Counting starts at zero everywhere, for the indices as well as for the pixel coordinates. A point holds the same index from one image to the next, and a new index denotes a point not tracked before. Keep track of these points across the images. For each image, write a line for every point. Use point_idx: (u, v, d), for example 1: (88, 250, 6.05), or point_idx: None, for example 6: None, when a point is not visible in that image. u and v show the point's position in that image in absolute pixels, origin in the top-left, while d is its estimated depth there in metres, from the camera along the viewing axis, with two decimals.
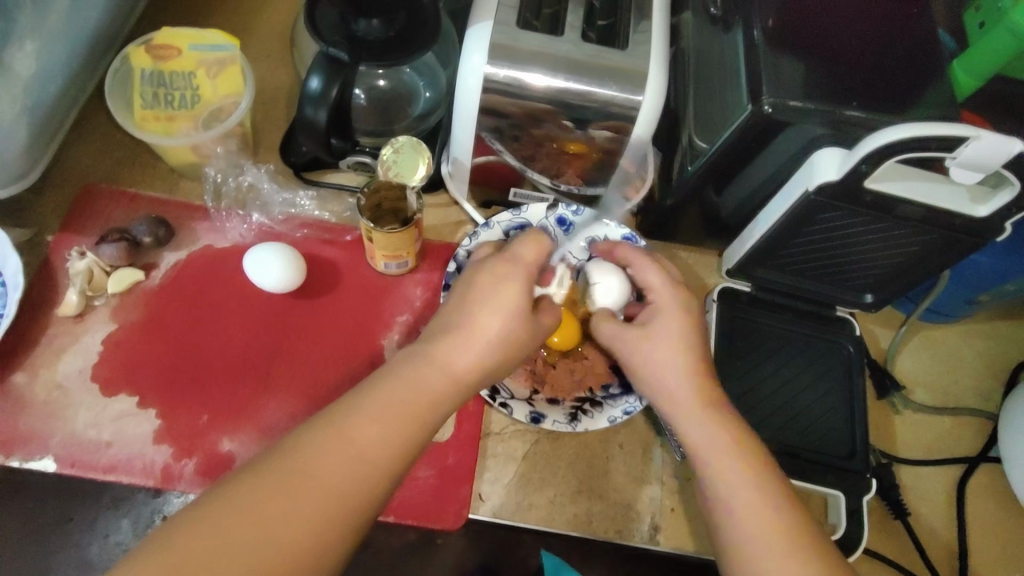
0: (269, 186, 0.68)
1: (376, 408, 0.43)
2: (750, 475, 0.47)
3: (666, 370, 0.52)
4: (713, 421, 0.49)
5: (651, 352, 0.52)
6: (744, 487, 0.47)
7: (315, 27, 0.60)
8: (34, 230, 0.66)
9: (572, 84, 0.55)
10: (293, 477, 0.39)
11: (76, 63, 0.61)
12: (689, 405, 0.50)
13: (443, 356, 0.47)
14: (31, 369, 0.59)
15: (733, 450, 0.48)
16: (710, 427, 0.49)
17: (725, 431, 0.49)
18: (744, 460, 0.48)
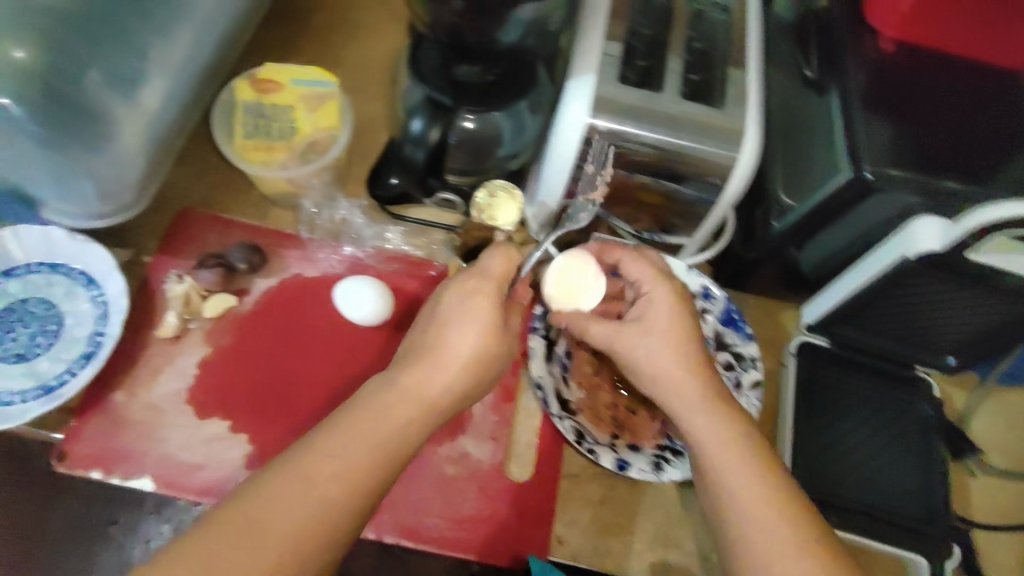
0: (360, 221, 0.70)
1: (350, 434, 0.46)
2: (749, 467, 0.49)
3: (660, 363, 0.53)
4: (709, 414, 0.51)
5: (647, 347, 0.53)
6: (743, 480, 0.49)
7: (420, 70, 0.63)
8: (133, 251, 0.68)
9: (672, 139, 0.57)
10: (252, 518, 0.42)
11: (189, 96, 0.63)
12: (688, 399, 0.52)
13: (410, 383, 0.50)
14: (130, 389, 0.61)
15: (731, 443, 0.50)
16: (712, 423, 0.51)
17: (725, 427, 0.50)
18: (741, 451, 0.50)
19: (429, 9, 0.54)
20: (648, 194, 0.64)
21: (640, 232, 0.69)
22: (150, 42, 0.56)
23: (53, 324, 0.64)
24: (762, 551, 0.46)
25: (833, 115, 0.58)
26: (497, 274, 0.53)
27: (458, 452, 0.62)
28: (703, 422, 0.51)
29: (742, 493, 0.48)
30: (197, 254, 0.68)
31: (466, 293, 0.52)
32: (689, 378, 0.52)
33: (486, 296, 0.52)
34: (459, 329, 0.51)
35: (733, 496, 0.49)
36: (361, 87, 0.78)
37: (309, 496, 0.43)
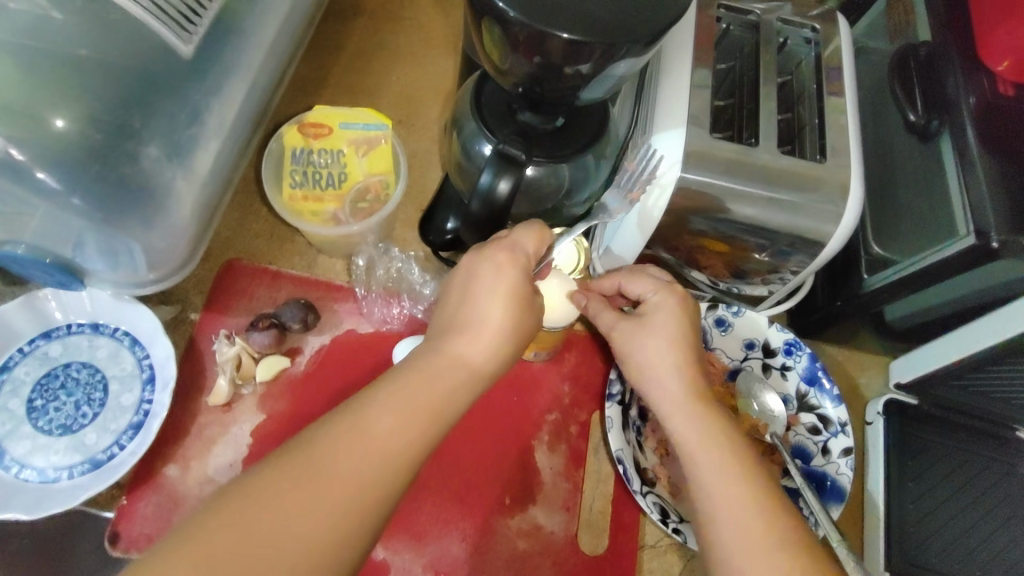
0: (418, 275, 0.67)
1: (398, 396, 0.43)
2: (737, 470, 0.46)
3: (651, 362, 0.51)
4: (692, 410, 0.49)
5: (640, 347, 0.52)
6: (722, 476, 0.46)
7: (484, 119, 0.59)
8: (178, 307, 0.64)
9: (775, 198, 0.52)
10: (258, 507, 0.38)
11: (236, 146, 0.59)
12: (676, 399, 0.49)
13: (456, 351, 0.47)
14: (183, 462, 0.58)
15: (715, 437, 0.47)
16: (695, 422, 0.48)
17: (712, 428, 0.48)
18: (727, 448, 0.47)
19: (510, 57, 0.49)
20: (715, 242, 0.58)
21: (716, 282, 0.64)
22: (207, 104, 0.53)
23: (97, 391, 0.60)
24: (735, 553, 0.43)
25: (945, 159, 0.53)
26: (528, 250, 0.50)
27: (529, 524, 0.58)
28: (688, 422, 0.49)
29: (719, 490, 0.45)
30: (246, 312, 0.64)
31: (495, 266, 0.49)
32: (680, 379, 0.50)
33: (503, 274, 0.48)
34: (489, 302, 0.48)
35: (711, 491, 0.46)
36: (410, 122, 0.73)
37: (335, 481, 0.39)
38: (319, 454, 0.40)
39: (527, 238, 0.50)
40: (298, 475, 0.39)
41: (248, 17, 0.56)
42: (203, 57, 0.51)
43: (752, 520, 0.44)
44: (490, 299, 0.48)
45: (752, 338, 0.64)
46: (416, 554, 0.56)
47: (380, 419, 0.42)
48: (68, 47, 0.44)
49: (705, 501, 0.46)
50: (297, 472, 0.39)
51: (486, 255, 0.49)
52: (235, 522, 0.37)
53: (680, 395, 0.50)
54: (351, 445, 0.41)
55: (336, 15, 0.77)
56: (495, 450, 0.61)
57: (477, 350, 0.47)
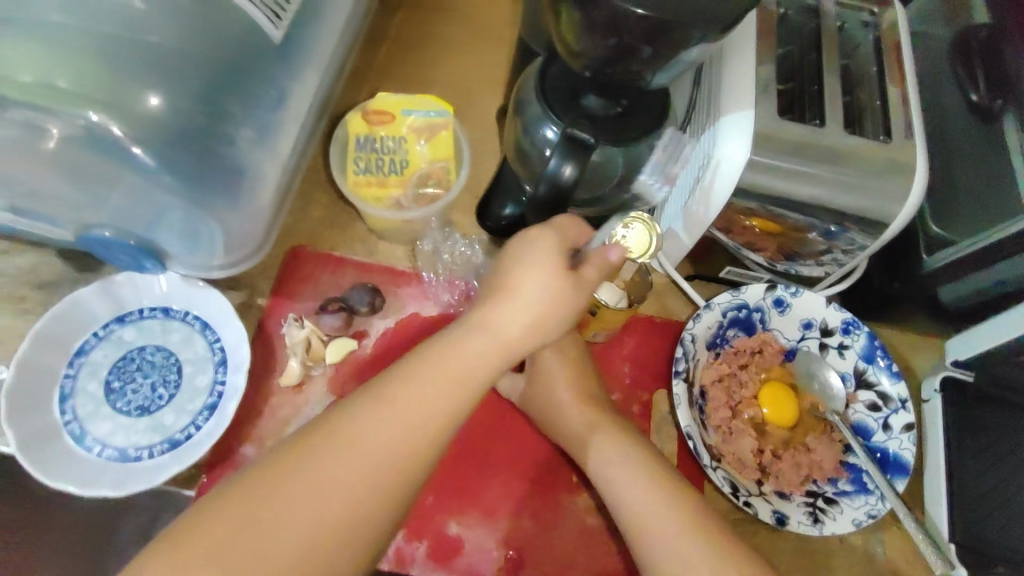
0: (482, 259, 0.68)
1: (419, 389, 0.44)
2: (674, 526, 0.47)
3: (599, 449, 0.54)
4: (631, 475, 0.51)
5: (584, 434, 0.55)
6: (669, 533, 0.47)
7: (548, 103, 0.60)
8: (246, 292, 0.66)
9: (840, 176, 0.54)
10: (341, 437, 0.42)
11: (305, 133, 0.61)
12: (607, 460, 0.53)
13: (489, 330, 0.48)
14: (258, 441, 0.60)
15: (663, 502, 0.49)
16: (631, 480, 0.51)
17: (641, 481, 0.50)
18: (679, 513, 0.48)
19: (584, 39, 0.50)
20: (766, 222, 0.59)
21: (773, 263, 0.64)
22: (286, 90, 0.54)
23: (172, 373, 0.61)
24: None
25: (1009, 142, 0.55)
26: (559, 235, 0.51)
27: (596, 501, 0.60)
28: (623, 480, 0.51)
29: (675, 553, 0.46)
30: (313, 296, 0.65)
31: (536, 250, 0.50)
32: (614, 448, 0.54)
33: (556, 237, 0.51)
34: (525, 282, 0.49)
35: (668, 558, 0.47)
36: (465, 111, 0.75)
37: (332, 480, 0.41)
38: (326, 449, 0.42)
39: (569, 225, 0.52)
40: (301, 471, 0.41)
41: (321, 7, 0.58)
42: (284, 44, 0.53)
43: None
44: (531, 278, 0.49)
45: (810, 318, 0.64)
46: (489, 529, 0.58)
47: (452, 375, 0.46)
48: (151, 31, 0.45)
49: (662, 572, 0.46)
50: (375, 409, 0.43)
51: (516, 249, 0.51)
52: (321, 449, 0.42)
53: (607, 455, 0.53)
54: (425, 391, 0.44)
55: (389, 7, 0.79)
56: None
57: (509, 327, 0.48)
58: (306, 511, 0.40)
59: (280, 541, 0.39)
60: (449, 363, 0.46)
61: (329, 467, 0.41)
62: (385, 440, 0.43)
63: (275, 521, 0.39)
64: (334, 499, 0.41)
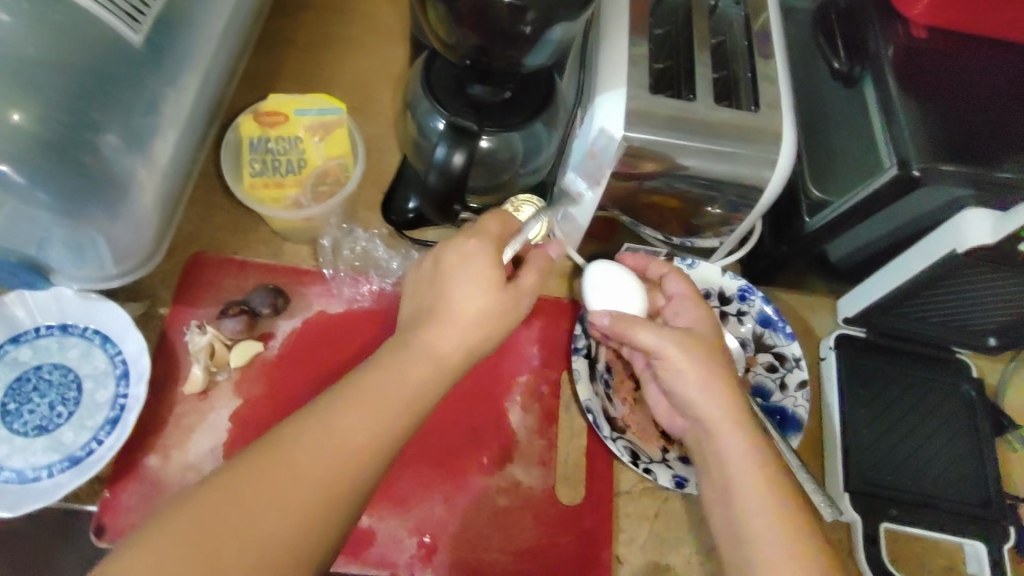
0: (382, 251, 0.68)
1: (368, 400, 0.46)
2: (771, 482, 0.49)
3: (715, 428, 0.52)
4: (734, 425, 0.51)
5: (687, 389, 0.53)
6: (763, 487, 0.49)
7: (433, 92, 0.61)
8: (147, 302, 0.65)
9: (710, 146, 0.55)
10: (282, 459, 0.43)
11: (192, 138, 0.60)
12: (713, 412, 0.52)
13: (433, 343, 0.48)
14: (164, 451, 0.59)
15: (772, 498, 0.48)
16: (735, 430, 0.51)
17: (740, 433, 0.51)
18: (779, 513, 0.47)
19: (455, 31, 0.51)
20: (664, 198, 0.61)
21: (669, 238, 0.67)
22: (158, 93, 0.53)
23: (71, 390, 0.60)
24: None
25: (868, 101, 0.57)
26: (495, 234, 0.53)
27: (508, 482, 0.61)
28: (730, 432, 0.51)
29: (766, 541, 0.47)
30: (214, 301, 0.65)
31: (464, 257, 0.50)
32: (718, 393, 0.52)
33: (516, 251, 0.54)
34: (461, 289, 0.49)
35: (765, 551, 0.46)
36: (364, 108, 0.75)
37: (290, 492, 0.42)
38: (281, 460, 0.43)
39: (492, 224, 0.53)
40: (254, 482, 0.42)
41: (194, 9, 0.57)
42: (152, 46, 0.52)
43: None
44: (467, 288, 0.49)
45: (708, 288, 0.66)
46: (402, 519, 0.58)
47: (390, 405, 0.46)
48: (25, 44, 0.45)
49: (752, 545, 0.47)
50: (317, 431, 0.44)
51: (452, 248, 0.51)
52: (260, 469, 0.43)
53: (717, 402, 0.52)
54: (368, 417, 0.45)
55: (282, 8, 0.79)
56: (462, 404, 0.63)
57: (452, 341, 0.49)
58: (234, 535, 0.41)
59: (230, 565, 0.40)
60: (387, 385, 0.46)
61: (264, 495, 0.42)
62: (318, 473, 0.43)
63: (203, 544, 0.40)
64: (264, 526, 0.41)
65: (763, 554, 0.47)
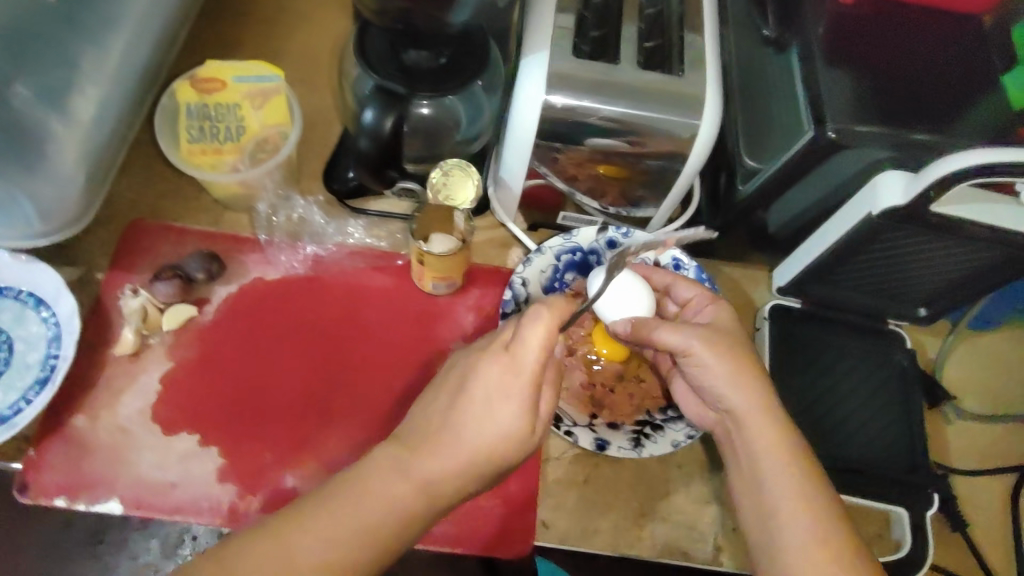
0: (318, 218, 0.68)
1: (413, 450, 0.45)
2: (801, 475, 0.49)
3: (745, 421, 0.52)
4: (763, 420, 0.51)
5: (718, 380, 0.53)
6: (791, 482, 0.49)
7: (366, 58, 0.60)
8: (84, 268, 0.65)
9: (632, 110, 0.55)
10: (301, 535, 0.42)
11: (125, 102, 0.60)
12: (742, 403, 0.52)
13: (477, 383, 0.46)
14: (92, 412, 0.59)
15: (802, 494, 0.48)
16: (765, 423, 0.51)
17: (771, 427, 0.51)
18: (813, 509, 0.48)
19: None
20: (611, 166, 0.61)
21: (605, 206, 0.67)
22: (80, 51, 0.53)
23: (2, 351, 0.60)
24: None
25: (794, 69, 0.58)
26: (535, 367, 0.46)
27: None
28: (759, 425, 0.51)
29: (795, 536, 0.47)
30: (151, 267, 0.65)
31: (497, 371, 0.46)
32: (747, 388, 0.52)
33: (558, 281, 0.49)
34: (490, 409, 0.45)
35: (790, 544, 0.47)
36: (309, 79, 0.75)
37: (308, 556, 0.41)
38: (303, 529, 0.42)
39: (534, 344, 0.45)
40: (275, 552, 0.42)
41: None
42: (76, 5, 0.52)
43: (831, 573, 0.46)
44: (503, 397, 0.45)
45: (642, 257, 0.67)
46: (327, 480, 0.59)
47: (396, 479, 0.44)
48: None
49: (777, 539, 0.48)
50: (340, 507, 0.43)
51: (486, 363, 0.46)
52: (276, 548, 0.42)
53: (746, 395, 0.52)
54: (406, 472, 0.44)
55: None
56: (391, 369, 0.64)
57: (502, 415, 0.45)
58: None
59: None
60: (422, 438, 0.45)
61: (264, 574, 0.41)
62: (333, 547, 0.42)
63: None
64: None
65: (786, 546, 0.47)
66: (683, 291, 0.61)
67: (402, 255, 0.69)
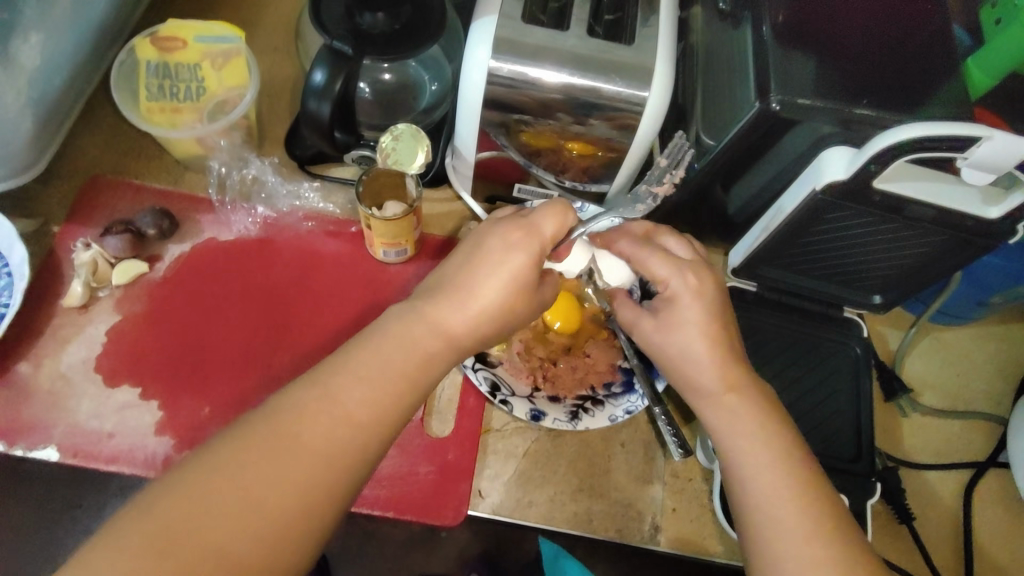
0: (273, 179, 0.68)
1: (358, 390, 0.42)
2: (774, 462, 0.46)
3: (711, 406, 0.49)
4: (734, 408, 0.48)
5: (689, 365, 0.50)
6: (763, 473, 0.46)
7: (320, 20, 0.59)
8: (41, 221, 0.66)
9: (577, 79, 0.55)
10: (271, 437, 0.39)
11: (81, 55, 0.61)
12: (713, 391, 0.49)
13: (433, 325, 0.46)
14: (36, 359, 0.60)
15: (787, 480, 0.46)
16: (738, 413, 0.48)
17: (750, 416, 0.48)
18: (798, 499, 0.45)
19: None
20: (583, 144, 0.62)
21: (562, 180, 0.67)
22: None
23: None
24: (791, 563, 0.43)
25: (745, 46, 0.56)
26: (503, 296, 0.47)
27: None
28: (732, 415, 0.48)
29: (775, 525, 0.45)
30: (106, 221, 0.66)
31: (450, 334, 0.46)
32: (716, 376, 0.49)
33: None
34: (459, 323, 0.46)
35: (769, 534, 0.45)
36: (277, 46, 0.75)
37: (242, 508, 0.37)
38: (238, 479, 0.38)
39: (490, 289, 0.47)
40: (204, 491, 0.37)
41: None
42: None
43: (819, 555, 0.43)
44: (463, 329, 0.46)
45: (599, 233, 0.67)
46: None
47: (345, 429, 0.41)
48: None
49: (756, 531, 0.45)
50: (297, 424, 0.40)
51: (434, 316, 0.46)
52: (246, 450, 0.39)
53: (719, 385, 0.49)
54: (361, 408, 0.42)
55: None
56: (335, 332, 0.64)
57: (458, 326, 0.46)
58: (218, 522, 0.37)
59: (191, 560, 0.36)
60: (375, 363, 0.43)
61: (213, 505, 0.37)
62: (280, 495, 0.38)
63: (164, 524, 0.36)
64: (259, 508, 0.38)
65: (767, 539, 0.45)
66: (651, 265, 0.52)
67: (356, 222, 0.69)
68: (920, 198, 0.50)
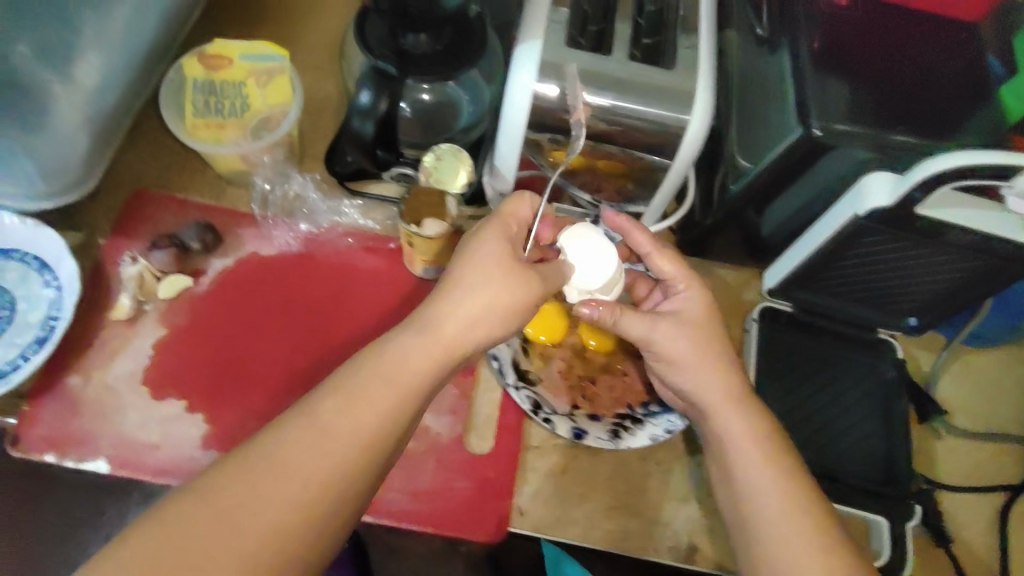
0: (314, 196, 0.69)
1: None
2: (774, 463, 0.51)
3: (718, 413, 0.54)
4: (737, 415, 0.53)
5: (696, 375, 0.55)
6: (760, 471, 0.50)
7: (364, 41, 0.60)
8: (88, 234, 0.67)
9: (619, 103, 0.56)
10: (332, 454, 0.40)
11: (133, 72, 0.63)
12: (718, 401, 0.54)
13: None
14: (84, 371, 0.61)
15: (784, 479, 0.50)
16: (740, 418, 0.53)
17: (748, 423, 0.53)
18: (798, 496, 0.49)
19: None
20: (611, 163, 0.63)
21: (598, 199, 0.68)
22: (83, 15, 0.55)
23: (4, 308, 0.60)
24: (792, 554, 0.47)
25: (784, 71, 0.57)
26: None
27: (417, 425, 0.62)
28: (736, 421, 0.53)
29: (776, 518, 0.48)
30: (150, 235, 0.67)
31: None
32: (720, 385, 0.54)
33: None
34: None
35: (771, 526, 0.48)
36: (317, 64, 0.77)
37: None
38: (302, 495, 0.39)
39: None
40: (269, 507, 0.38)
41: None
42: None
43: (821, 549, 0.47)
44: None
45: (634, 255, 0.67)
46: None
47: None
48: None
49: (759, 525, 0.49)
50: None
51: None
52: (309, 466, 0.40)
53: (723, 395, 0.54)
54: None
55: None
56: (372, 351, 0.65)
57: None
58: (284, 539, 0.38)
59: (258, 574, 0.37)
60: None
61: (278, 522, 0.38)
62: None
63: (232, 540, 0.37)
64: None
65: (771, 532, 0.48)
66: (661, 265, 0.59)
67: (395, 239, 0.70)
68: (962, 224, 0.51)
